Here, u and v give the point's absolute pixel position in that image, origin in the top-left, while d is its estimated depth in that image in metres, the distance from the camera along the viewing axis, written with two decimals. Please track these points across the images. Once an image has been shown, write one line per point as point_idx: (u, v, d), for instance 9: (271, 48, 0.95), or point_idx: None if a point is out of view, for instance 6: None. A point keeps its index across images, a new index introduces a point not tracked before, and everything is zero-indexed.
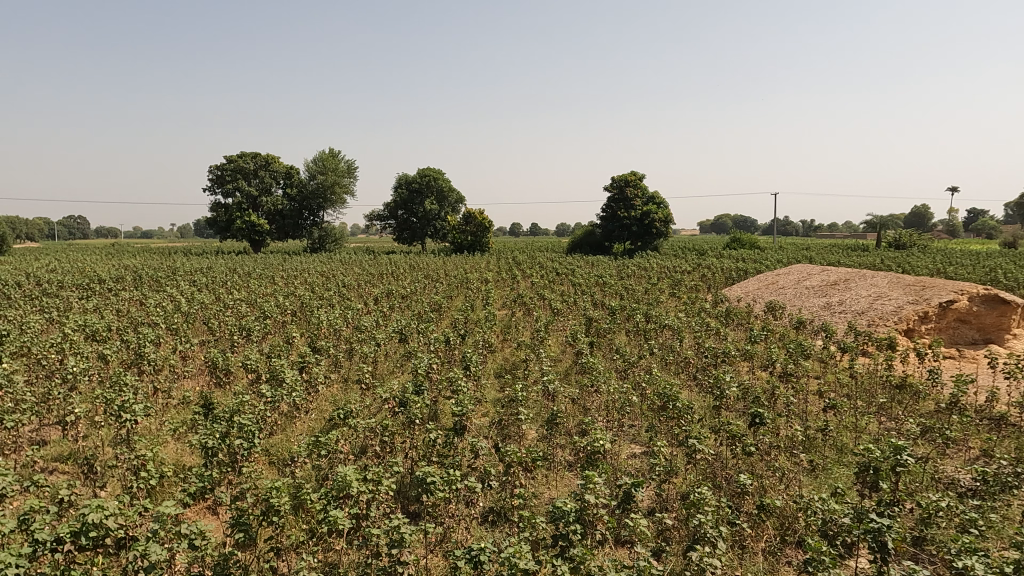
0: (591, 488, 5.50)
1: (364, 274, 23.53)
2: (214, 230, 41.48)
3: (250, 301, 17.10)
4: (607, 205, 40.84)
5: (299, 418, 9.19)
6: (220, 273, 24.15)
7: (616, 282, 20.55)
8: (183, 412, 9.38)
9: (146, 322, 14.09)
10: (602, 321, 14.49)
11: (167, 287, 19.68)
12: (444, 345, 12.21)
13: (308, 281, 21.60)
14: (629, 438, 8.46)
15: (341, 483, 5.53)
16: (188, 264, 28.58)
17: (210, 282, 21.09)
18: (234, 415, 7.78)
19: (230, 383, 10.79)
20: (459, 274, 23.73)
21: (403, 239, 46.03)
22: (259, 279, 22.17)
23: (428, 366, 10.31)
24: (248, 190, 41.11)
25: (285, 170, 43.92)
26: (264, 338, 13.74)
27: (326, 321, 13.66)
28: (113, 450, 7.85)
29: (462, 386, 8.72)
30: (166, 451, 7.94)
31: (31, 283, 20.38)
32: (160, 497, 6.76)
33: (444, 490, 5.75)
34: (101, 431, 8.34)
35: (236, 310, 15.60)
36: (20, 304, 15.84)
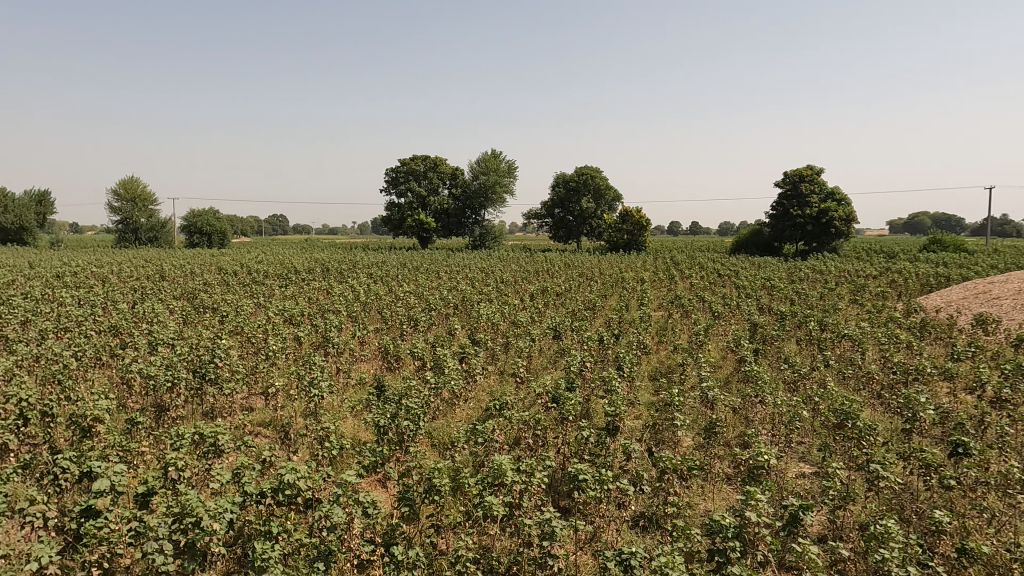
0: (754, 506, 5.15)
1: (521, 271, 24.28)
2: (388, 227, 45.47)
3: (418, 294, 18.45)
4: (777, 202, 37.82)
5: (459, 406, 9.70)
6: (393, 267, 26.35)
7: (786, 286, 18.96)
8: (360, 391, 10.39)
9: (332, 309, 15.80)
10: (769, 327, 13.47)
11: (349, 279, 21.99)
12: (598, 344, 12.16)
13: (470, 276, 22.78)
14: (798, 456, 7.77)
15: (497, 472, 5.79)
16: (365, 258, 31.55)
17: (384, 275, 23.15)
18: (403, 398, 8.46)
19: (399, 368, 11.73)
20: (614, 274, 23.45)
21: (560, 237, 46.65)
22: (426, 274, 23.86)
23: (582, 363, 10.33)
24: (418, 191, 44.60)
25: (452, 171, 46.78)
26: (430, 328, 14.71)
27: (485, 315, 14.29)
28: (304, 421, 8.92)
29: (615, 387, 8.62)
30: (347, 425, 8.86)
31: (245, 273, 23.84)
32: (341, 466, 7.54)
33: (595, 489, 5.75)
34: (295, 403, 9.52)
35: (406, 301, 16.90)
36: (237, 290, 18.62)
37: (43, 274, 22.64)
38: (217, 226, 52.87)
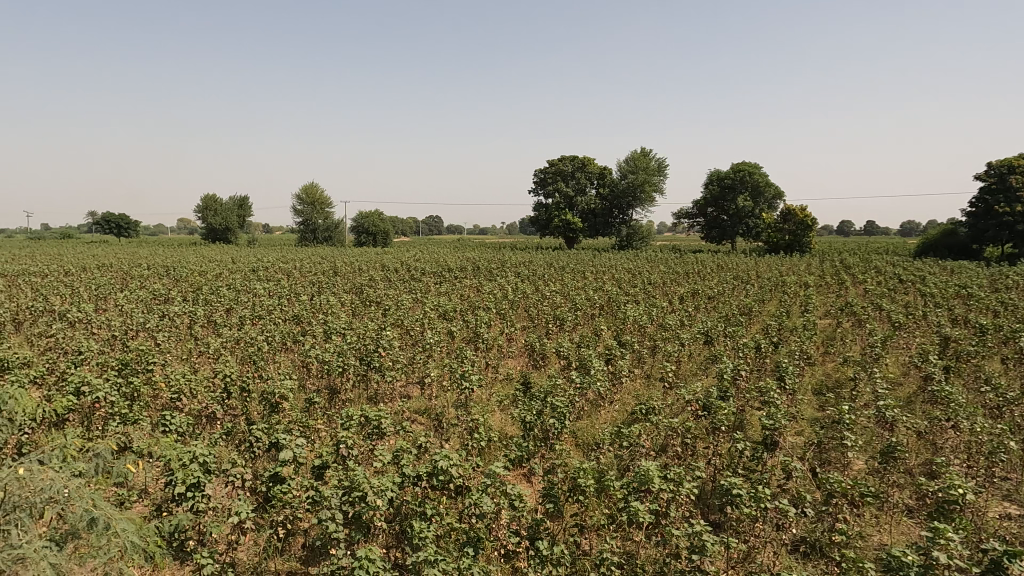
0: (945, 545, 4.49)
1: (670, 273, 23.49)
2: (535, 227, 46.65)
3: (564, 293, 18.62)
4: (979, 197, 32.67)
5: (604, 407, 9.62)
6: (540, 267, 26.84)
7: (988, 295, 16.33)
8: (507, 386, 10.70)
9: (482, 305, 16.47)
10: (965, 343, 11.70)
11: (498, 277, 22.81)
12: (755, 352, 11.38)
13: (616, 277, 22.51)
14: (1002, 494, 6.65)
15: (643, 478, 5.66)
16: (513, 258, 32.48)
17: (531, 274, 23.68)
18: (549, 396, 8.58)
19: (545, 366, 11.90)
20: (774, 277, 21.81)
21: (712, 237, 44.46)
22: (572, 273, 23.98)
23: (736, 371, 9.74)
24: (566, 191, 45.35)
25: (600, 171, 46.65)
26: (575, 328, 14.76)
27: (631, 317, 14.02)
28: (456, 411, 9.39)
29: (774, 399, 8.01)
30: (495, 418, 9.17)
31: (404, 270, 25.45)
32: (489, 458, 7.82)
33: (749, 507, 5.39)
34: (448, 394, 10.06)
35: (552, 301, 17.11)
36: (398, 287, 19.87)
37: (243, 269, 26.14)
38: (381, 227, 57.53)
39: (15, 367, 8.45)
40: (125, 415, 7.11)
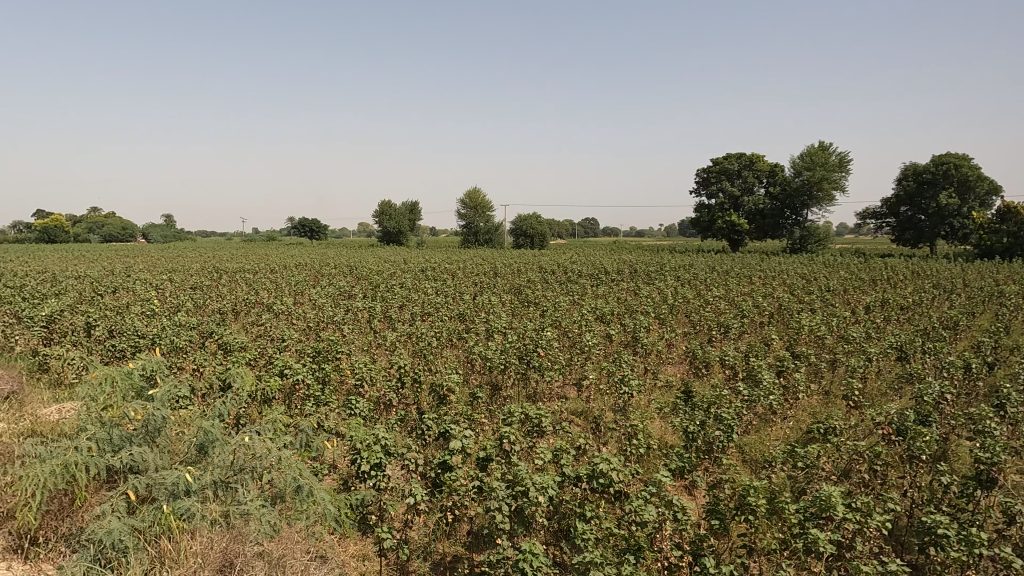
0: None
1: (853, 279, 21.17)
2: (697, 229, 45.25)
3: (729, 299, 17.61)
4: None
5: (775, 423, 8.92)
6: (702, 270, 25.68)
7: None
8: (667, 394, 10.35)
9: (641, 309, 16.14)
10: None
11: (657, 281, 22.23)
12: (964, 374, 9.83)
13: (788, 283, 20.80)
14: None
15: (825, 503, 5.17)
16: (672, 261, 31.41)
17: (692, 278, 22.74)
18: (713, 407, 8.15)
19: (707, 375, 11.33)
20: (988, 287, 18.70)
21: (906, 240, 39.59)
22: (738, 278, 22.62)
23: (940, 394, 8.49)
24: (731, 191, 43.40)
25: (770, 168, 43.54)
26: (741, 336, 13.88)
27: (807, 326, 12.87)
28: (613, 415, 9.28)
29: (991, 429, 6.86)
30: (654, 426, 8.92)
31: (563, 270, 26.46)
32: (648, 466, 7.62)
33: (960, 551, 4.67)
34: (606, 397, 9.97)
35: (716, 306, 16.25)
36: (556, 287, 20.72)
37: (414, 269, 28.27)
38: (539, 229, 58.83)
39: (235, 350, 9.91)
40: (318, 397, 8.01)
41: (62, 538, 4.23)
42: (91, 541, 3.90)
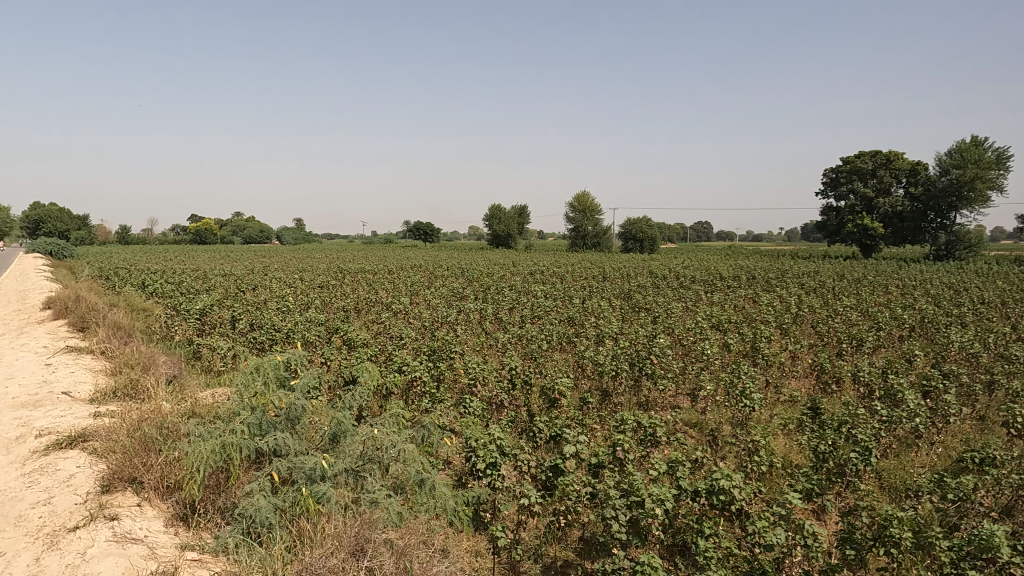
0: None
1: (1015, 291, 18.70)
2: (823, 234, 42.22)
3: (862, 309, 16.19)
4: None
5: (919, 449, 8.06)
6: (830, 278, 23.83)
7: None
8: (791, 409, 9.68)
9: (760, 318, 15.26)
10: None
11: (778, 288, 20.91)
12: None
13: (934, 293, 18.77)
14: None
15: (986, 542, 4.59)
16: (794, 267, 29.43)
17: (819, 286, 21.16)
18: (847, 427, 7.51)
19: (838, 392, 10.47)
20: None
21: None
22: (872, 287, 20.74)
23: None
24: (864, 193, 39.96)
25: (911, 167, 39.61)
26: (877, 351, 12.70)
27: (957, 343, 11.52)
28: (732, 429, 8.83)
29: None
30: (777, 443, 8.38)
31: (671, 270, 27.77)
32: (770, 485, 7.17)
33: None
34: (723, 409, 9.50)
35: (847, 317, 14.99)
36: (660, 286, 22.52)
37: (523, 272, 28.59)
38: (648, 233, 57.73)
39: (359, 346, 10.52)
40: (434, 394, 8.30)
41: (219, 510, 4.72)
42: (243, 515, 4.31)
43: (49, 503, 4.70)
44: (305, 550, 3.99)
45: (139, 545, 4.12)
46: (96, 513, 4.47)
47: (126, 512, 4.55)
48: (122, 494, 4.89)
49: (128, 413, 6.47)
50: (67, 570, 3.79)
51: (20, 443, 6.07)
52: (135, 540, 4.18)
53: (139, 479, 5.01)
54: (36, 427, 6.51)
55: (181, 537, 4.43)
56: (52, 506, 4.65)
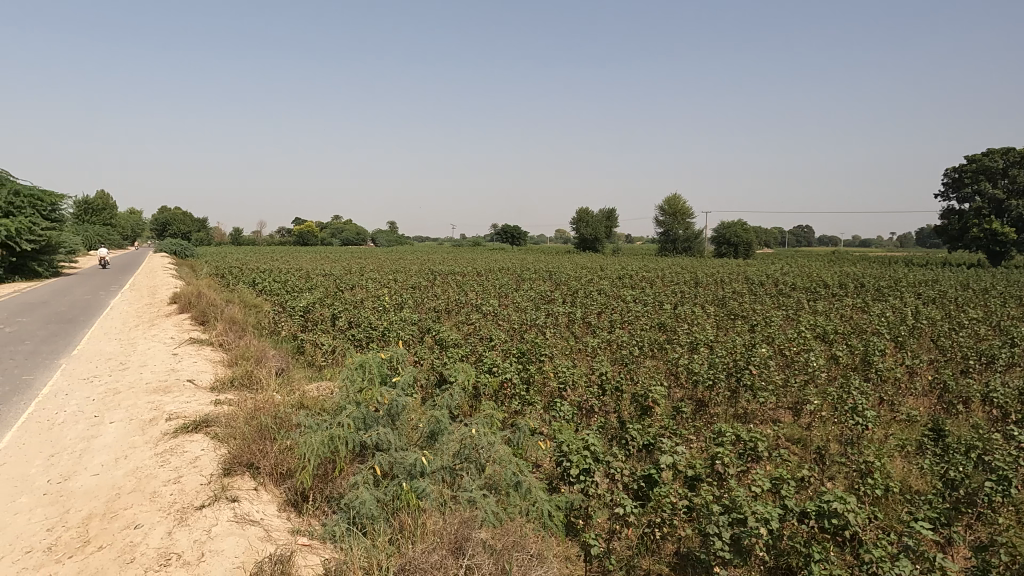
0: None
1: None
2: (943, 239, 38.71)
3: (992, 323, 14.64)
4: None
5: None
6: (952, 287, 21.75)
7: None
8: (909, 430, 8.89)
9: (872, 329, 14.15)
10: None
11: (891, 298, 19.34)
12: None
13: None
14: None
15: None
16: (910, 276, 27.09)
17: (939, 296, 19.37)
18: (978, 453, 6.77)
19: (965, 413, 9.49)
20: None
21: None
22: (1004, 298, 18.72)
23: None
24: (993, 194, 36.22)
25: None
26: (1012, 370, 11.42)
27: None
28: (841, 447, 8.21)
29: None
30: (893, 465, 7.71)
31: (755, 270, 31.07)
32: (886, 510, 6.59)
33: None
34: (831, 426, 8.87)
35: (974, 331, 13.59)
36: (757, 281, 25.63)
37: (612, 276, 28.15)
38: (743, 237, 55.27)
39: (451, 345, 10.74)
40: (524, 396, 8.30)
41: (326, 499, 4.96)
42: (349, 506, 4.52)
43: (179, 481, 5.13)
44: (407, 544, 4.11)
45: (256, 527, 4.40)
46: (219, 494, 4.82)
47: (245, 496, 4.88)
48: (241, 478, 5.26)
49: (244, 402, 6.95)
50: (195, 545, 4.12)
51: (153, 425, 6.67)
52: (253, 522, 4.47)
53: (256, 465, 5.36)
54: (165, 411, 7.12)
55: (292, 522, 4.70)
56: (181, 484, 5.07)
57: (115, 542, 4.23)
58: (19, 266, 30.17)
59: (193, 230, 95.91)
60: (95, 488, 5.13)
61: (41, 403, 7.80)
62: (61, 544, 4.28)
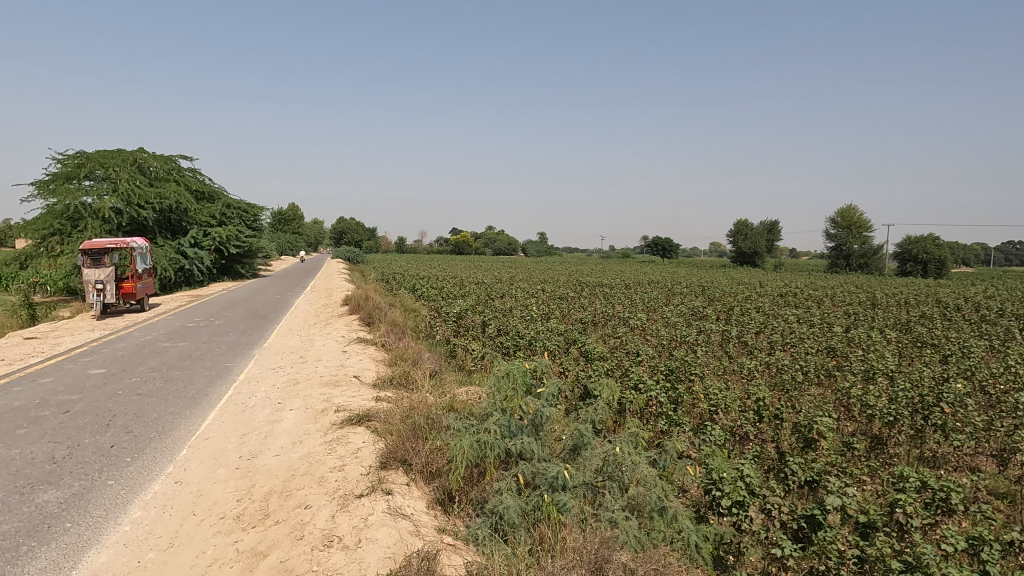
0: None
1: None
2: None
3: None
4: None
5: None
6: None
7: None
8: None
9: None
10: None
11: None
12: None
13: None
14: None
15: None
16: None
17: None
18: None
19: None
20: None
21: None
22: None
23: None
24: None
25: None
26: None
27: None
28: None
29: None
30: None
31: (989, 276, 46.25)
32: None
33: None
34: None
35: None
36: (931, 282, 38.63)
37: (773, 293, 26.22)
38: (936, 254, 48.62)
39: (596, 358, 10.63)
40: (672, 415, 7.90)
41: (471, 501, 5.12)
42: (494, 511, 4.65)
43: (343, 469, 5.61)
44: (546, 557, 4.09)
45: (407, 521, 4.66)
46: (376, 485, 5.19)
47: (398, 490, 5.20)
48: (395, 472, 5.61)
49: (401, 401, 7.44)
50: (354, 531, 4.45)
51: (324, 415, 7.39)
52: (404, 516, 4.74)
53: (409, 462, 5.70)
54: (334, 403, 7.85)
55: (439, 520, 4.91)
56: (345, 472, 5.55)
57: (288, 519, 4.72)
58: (227, 268, 35.22)
59: (365, 238, 105.56)
60: (275, 468, 5.79)
61: (239, 388, 8.99)
62: (247, 514, 4.86)
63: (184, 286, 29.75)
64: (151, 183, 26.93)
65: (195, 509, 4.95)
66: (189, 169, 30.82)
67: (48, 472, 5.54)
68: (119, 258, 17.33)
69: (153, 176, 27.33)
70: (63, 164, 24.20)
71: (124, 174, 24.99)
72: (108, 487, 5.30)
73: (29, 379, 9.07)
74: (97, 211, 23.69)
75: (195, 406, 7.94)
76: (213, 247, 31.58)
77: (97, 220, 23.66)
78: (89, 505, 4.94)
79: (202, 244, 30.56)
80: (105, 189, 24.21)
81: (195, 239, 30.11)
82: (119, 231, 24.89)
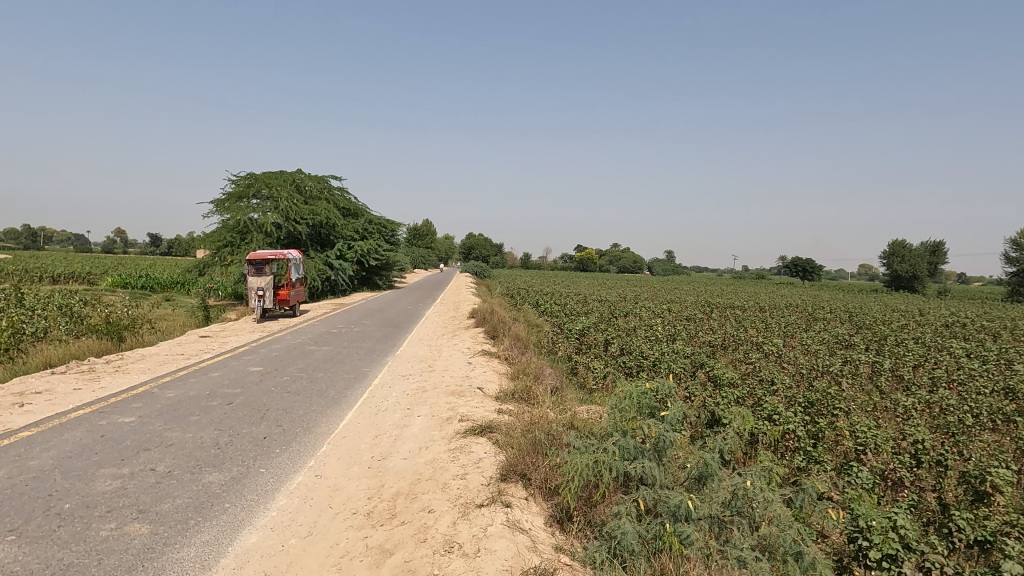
0: None
1: None
2: None
3: None
4: None
5: None
6: None
7: None
8: None
9: None
10: None
11: None
12: None
13: None
14: None
15: None
16: None
17: None
18: None
19: None
20: None
21: None
22: None
23: None
24: None
25: None
26: None
27: None
28: None
29: None
30: None
31: None
32: None
33: None
34: None
35: None
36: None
37: (936, 322, 23.33)
38: None
39: (725, 383, 10.09)
40: (812, 452, 7.26)
41: (588, 522, 5.04)
42: (612, 535, 4.55)
43: (465, 478, 5.78)
44: None
45: (524, 535, 4.69)
46: (496, 497, 5.29)
47: (517, 503, 5.26)
48: (514, 485, 5.67)
49: (523, 415, 7.53)
50: (473, 539, 4.56)
51: (449, 423, 7.67)
52: (522, 530, 4.77)
53: (528, 476, 5.74)
54: (459, 412, 8.13)
55: (557, 538, 4.88)
56: (466, 481, 5.71)
57: (413, 521, 4.93)
58: (367, 279, 37.95)
59: (492, 254, 108.90)
60: (403, 471, 6.09)
61: (373, 392, 9.60)
62: (376, 512, 5.15)
63: (330, 295, 32.46)
64: (306, 201, 29.76)
65: (332, 502, 5.33)
66: (339, 188, 33.71)
67: (213, 456, 6.25)
68: (275, 269, 19.44)
69: (308, 195, 30.19)
70: (236, 185, 27.47)
71: (284, 193, 27.85)
72: (261, 474, 5.88)
73: (202, 372, 10.33)
74: (262, 226, 26.60)
75: (335, 406, 8.59)
76: (356, 259, 34.19)
77: (261, 234, 26.56)
78: (245, 489, 5.51)
79: (347, 257, 33.21)
80: (269, 207, 27.14)
81: (341, 252, 32.81)
82: (278, 244, 27.74)
